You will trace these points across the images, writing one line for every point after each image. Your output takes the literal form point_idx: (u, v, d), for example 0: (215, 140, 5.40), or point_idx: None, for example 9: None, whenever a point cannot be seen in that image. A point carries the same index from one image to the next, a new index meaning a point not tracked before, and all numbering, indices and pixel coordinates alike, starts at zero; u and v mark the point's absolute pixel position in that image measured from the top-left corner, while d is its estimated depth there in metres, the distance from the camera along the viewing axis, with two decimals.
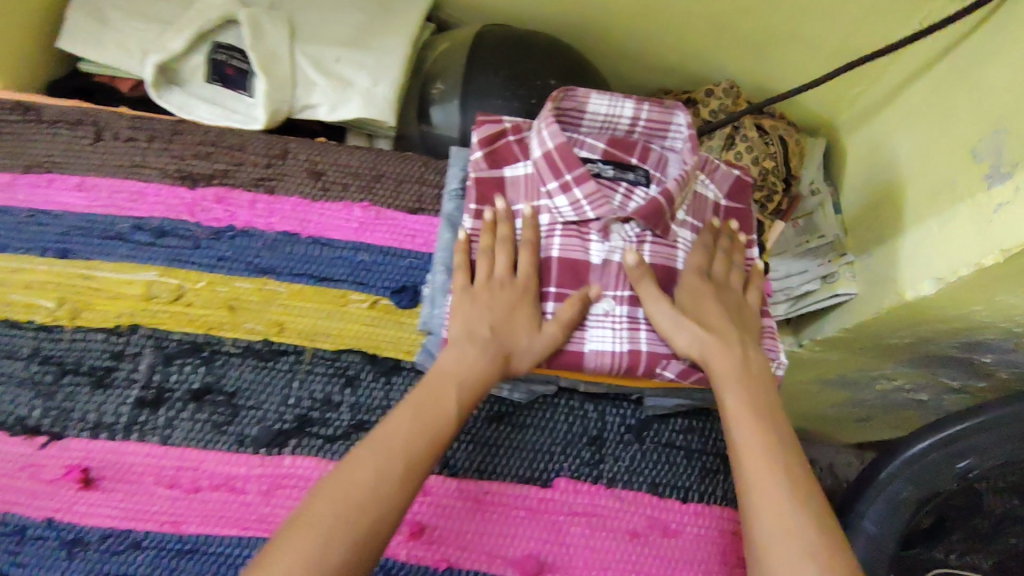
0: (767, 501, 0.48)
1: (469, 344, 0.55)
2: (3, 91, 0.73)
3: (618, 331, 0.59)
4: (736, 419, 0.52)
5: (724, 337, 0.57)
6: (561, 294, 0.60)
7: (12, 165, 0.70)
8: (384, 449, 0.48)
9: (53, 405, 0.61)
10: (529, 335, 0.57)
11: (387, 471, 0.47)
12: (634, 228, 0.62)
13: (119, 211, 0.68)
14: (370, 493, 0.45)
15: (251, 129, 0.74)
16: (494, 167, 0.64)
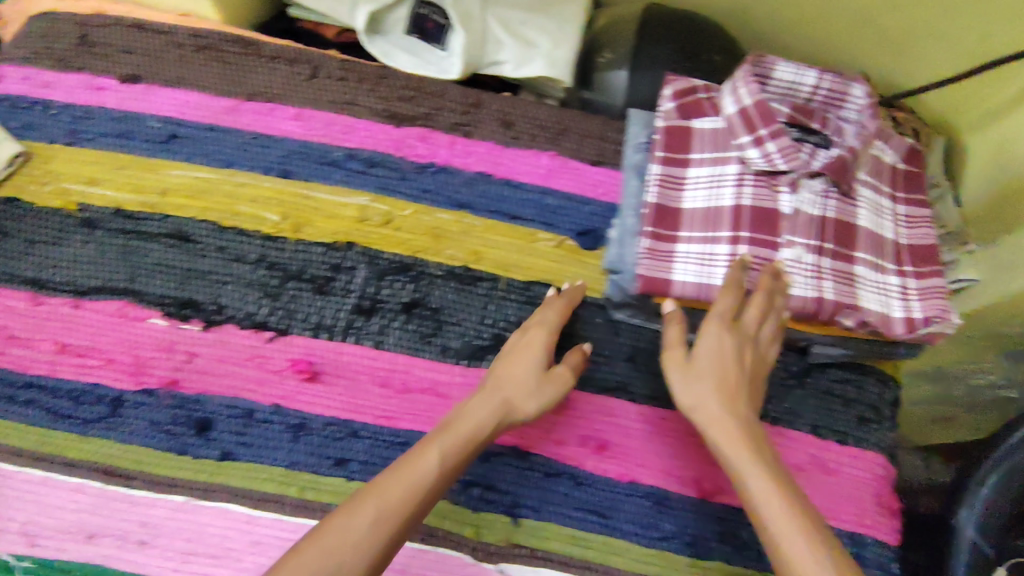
0: (785, 542, 0.48)
1: (470, 404, 0.58)
2: (224, 25, 0.80)
3: (805, 277, 0.64)
4: (745, 470, 0.53)
5: (730, 400, 0.58)
6: (754, 238, 0.64)
7: (234, 92, 0.76)
8: (378, 493, 0.49)
9: (279, 305, 0.68)
10: (529, 391, 0.60)
11: (393, 509, 0.48)
12: (820, 185, 0.66)
13: (334, 141, 0.75)
14: (381, 528, 0.47)
15: (446, 78, 0.81)
16: (683, 121, 0.70)
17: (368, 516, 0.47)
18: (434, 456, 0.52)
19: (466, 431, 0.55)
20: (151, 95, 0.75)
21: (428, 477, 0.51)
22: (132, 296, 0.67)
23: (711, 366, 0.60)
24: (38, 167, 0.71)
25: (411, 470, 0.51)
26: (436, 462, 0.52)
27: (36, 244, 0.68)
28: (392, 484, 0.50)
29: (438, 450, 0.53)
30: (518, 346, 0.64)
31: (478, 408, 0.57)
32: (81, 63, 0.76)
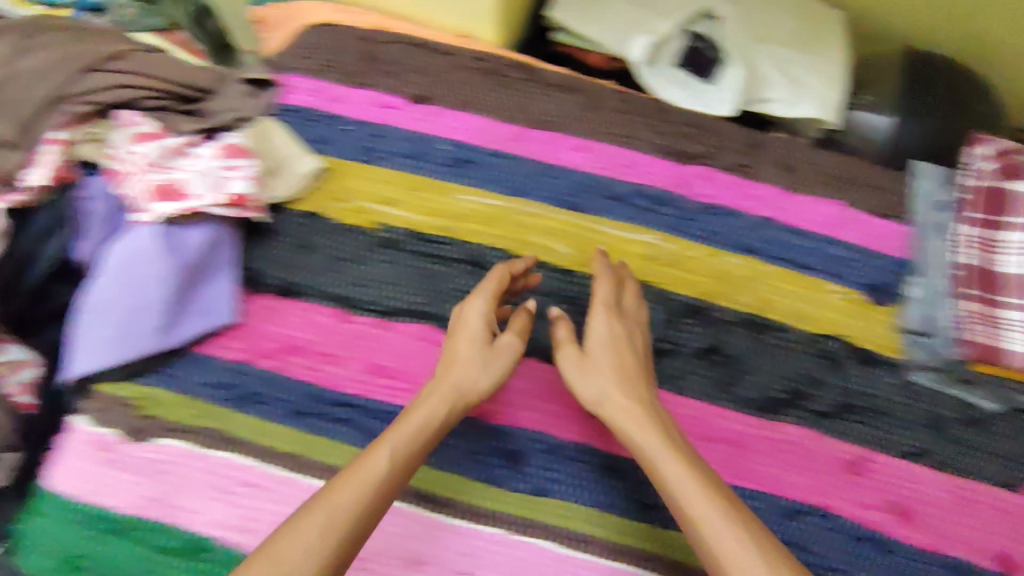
0: (720, 546, 0.46)
1: (425, 395, 0.56)
2: (501, 49, 0.79)
3: None
4: (655, 449, 0.53)
5: (623, 378, 0.59)
6: None
7: (517, 119, 0.76)
8: (329, 504, 0.46)
9: (577, 340, 0.67)
10: (477, 364, 0.58)
11: (338, 520, 0.46)
12: None
13: (619, 175, 0.74)
14: (334, 529, 0.45)
15: (718, 113, 0.78)
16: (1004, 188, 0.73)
17: (321, 517, 0.45)
18: (385, 455, 0.50)
19: (420, 424, 0.53)
20: (440, 116, 0.75)
21: (379, 469, 0.49)
22: (435, 320, 0.67)
23: (608, 355, 0.60)
24: (335, 183, 0.72)
25: (365, 472, 0.49)
26: (387, 461, 0.50)
27: (338, 261, 0.69)
28: (349, 494, 0.47)
29: (390, 445, 0.51)
30: (597, 326, 0.62)
31: (433, 405, 0.55)
32: (370, 80, 0.76)
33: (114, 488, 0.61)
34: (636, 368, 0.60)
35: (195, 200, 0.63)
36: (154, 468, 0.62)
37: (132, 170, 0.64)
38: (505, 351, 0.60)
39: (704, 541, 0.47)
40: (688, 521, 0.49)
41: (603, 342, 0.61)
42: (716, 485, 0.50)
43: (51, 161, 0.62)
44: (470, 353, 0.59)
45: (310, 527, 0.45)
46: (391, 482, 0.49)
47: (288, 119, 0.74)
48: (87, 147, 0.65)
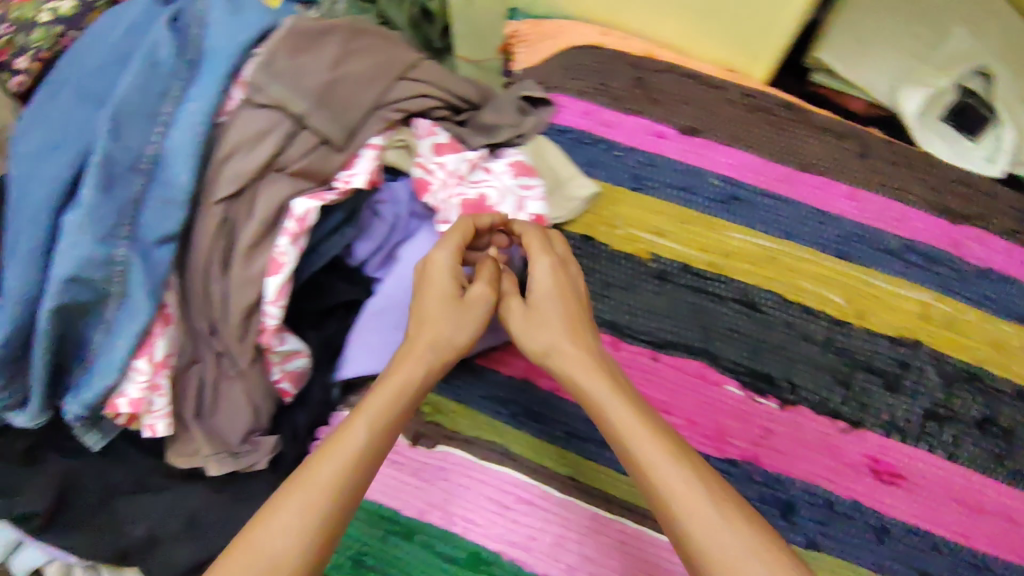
0: (665, 484, 0.49)
1: (407, 353, 0.58)
2: (769, 86, 0.79)
3: None
4: (632, 433, 0.52)
5: (571, 333, 0.59)
6: None
7: (787, 161, 0.75)
8: (308, 482, 0.49)
9: (851, 395, 0.67)
10: (448, 324, 0.59)
11: (312, 505, 0.48)
12: None
13: (890, 228, 0.72)
14: (301, 524, 0.47)
15: (988, 173, 0.77)
16: None
17: (298, 508, 0.47)
18: (360, 434, 0.52)
19: (392, 394, 0.55)
20: (711, 150, 0.74)
21: (353, 449, 0.51)
22: (708, 358, 0.67)
23: (539, 309, 0.60)
24: (608, 209, 0.72)
25: (342, 446, 0.51)
26: (365, 438, 0.52)
27: (611, 287, 0.69)
28: (329, 477, 0.49)
29: (366, 425, 0.53)
30: (540, 283, 0.61)
31: (411, 367, 0.57)
32: (640, 107, 0.76)
33: (395, 490, 0.63)
34: (581, 336, 0.59)
35: (501, 212, 0.65)
36: (436, 473, 0.63)
37: (439, 179, 0.67)
38: (440, 285, 0.60)
39: (685, 533, 0.47)
40: (637, 471, 0.51)
41: (546, 300, 0.61)
42: (664, 440, 0.51)
43: (371, 165, 0.64)
44: (451, 317, 0.59)
45: (290, 516, 0.47)
46: (361, 455, 0.51)
47: (561, 140, 0.75)
48: (392, 153, 0.68)
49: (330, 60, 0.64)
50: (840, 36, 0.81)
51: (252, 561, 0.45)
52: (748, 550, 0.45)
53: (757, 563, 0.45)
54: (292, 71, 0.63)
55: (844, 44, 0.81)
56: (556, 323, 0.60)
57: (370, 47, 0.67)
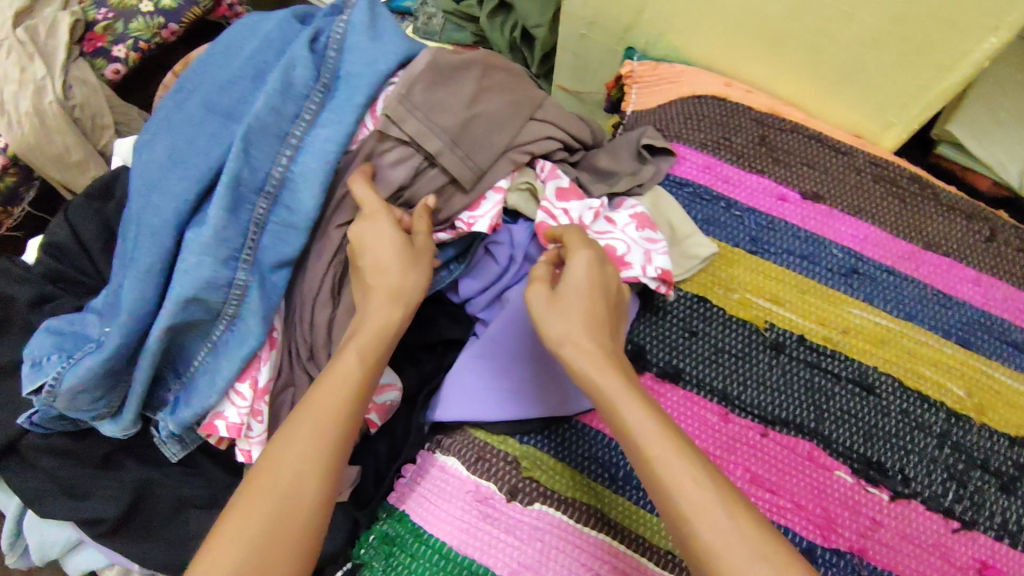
0: (677, 486, 0.44)
1: (373, 299, 0.55)
2: (895, 156, 0.76)
3: None
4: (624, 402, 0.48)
5: (592, 325, 0.54)
6: None
7: (912, 237, 0.72)
8: (292, 443, 0.47)
9: (966, 493, 0.63)
10: (394, 301, 0.54)
11: (306, 471, 0.46)
12: None
13: (1017, 319, 0.70)
14: (286, 499, 0.44)
15: None
16: None
17: (291, 461, 0.46)
18: (347, 368, 0.51)
19: (372, 333, 0.53)
20: (834, 219, 0.72)
21: (340, 398, 0.50)
22: (820, 440, 0.64)
23: (567, 298, 0.55)
24: (723, 271, 0.70)
25: (334, 380, 0.51)
26: (351, 403, 0.49)
27: (723, 353, 0.67)
28: (308, 434, 0.47)
29: (351, 359, 0.51)
30: (571, 274, 0.56)
31: (377, 337, 0.53)
32: (763, 166, 0.74)
33: (487, 546, 0.59)
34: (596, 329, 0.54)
35: (629, 269, 0.63)
36: (532, 533, 0.59)
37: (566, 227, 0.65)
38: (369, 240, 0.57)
39: (698, 545, 0.42)
40: (643, 463, 0.46)
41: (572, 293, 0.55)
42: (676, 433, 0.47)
43: (495, 208, 0.64)
44: (394, 282, 0.55)
45: (294, 465, 0.46)
46: (344, 416, 0.49)
47: (680, 192, 0.73)
48: (516, 196, 0.67)
49: (469, 95, 0.63)
50: (976, 108, 0.79)
51: (240, 537, 0.43)
52: (752, 554, 0.41)
53: (760, 566, 0.40)
54: (431, 104, 0.62)
55: (975, 117, 0.79)
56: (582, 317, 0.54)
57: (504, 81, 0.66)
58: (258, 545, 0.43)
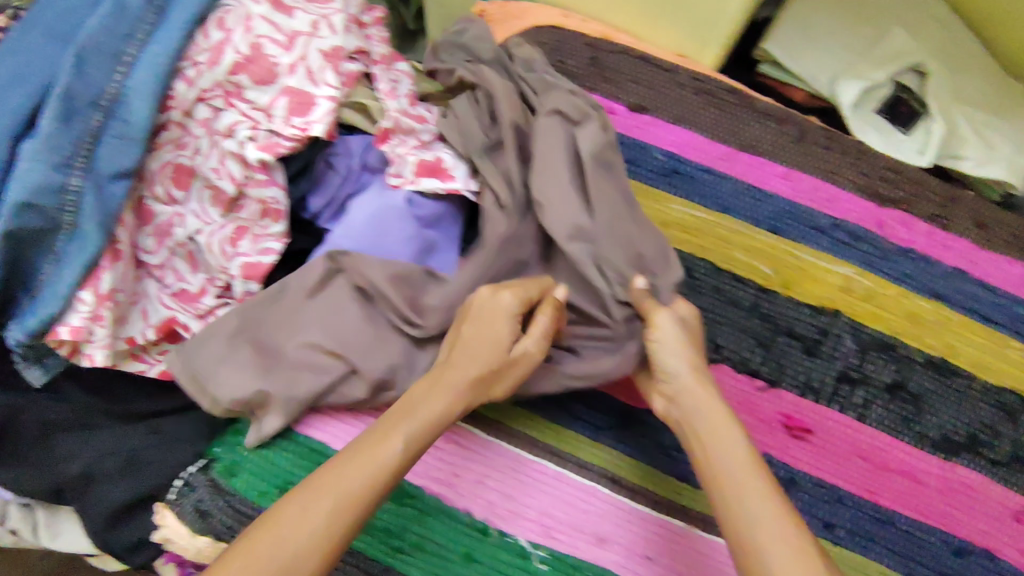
0: (749, 500, 0.50)
1: (450, 362, 0.58)
2: (716, 73, 0.83)
3: None
4: (729, 438, 0.54)
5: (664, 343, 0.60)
6: None
7: (729, 140, 0.79)
8: (338, 474, 0.49)
9: (770, 357, 0.70)
10: (479, 362, 0.57)
11: (348, 499, 0.48)
12: None
13: (820, 206, 0.77)
14: (331, 515, 0.47)
15: (915, 163, 0.82)
16: None
17: (338, 490, 0.48)
18: (427, 412, 0.54)
19: (453, 375, 0.56)
20: (656, 127, 0.79)
21: (390, 462, 0.50)
22: None
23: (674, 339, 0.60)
24: None
25: (400, 417, 0.53)
26: (401, 453, 0.51)
27: None
28: (352, 468, 0.49)
29: (404, 438, 0.52)
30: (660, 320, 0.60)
31: (439, 389, 0.55)
32: (593, 84, 0.80)
33: (330, 427, 0.64)
34: (676, 358, 0.59)
35: (454, 181, 0.66)
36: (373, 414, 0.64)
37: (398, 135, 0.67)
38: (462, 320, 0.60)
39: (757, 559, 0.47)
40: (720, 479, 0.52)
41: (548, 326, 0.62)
42: (745, 465, 0.52)
43: (328, 115, 0.65)
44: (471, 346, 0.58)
45: (335, 496, 0.48)
46: (395, 461, 0.51)
47: None
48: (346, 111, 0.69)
49: (557, 158, 0.66)
50: (787, 28, 0.87)
51: (253, 563, 0.44)
52: (797, 551, 0.46)
53: (783, 544, 0.47)
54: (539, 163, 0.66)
55: (787, 38, 0.86)
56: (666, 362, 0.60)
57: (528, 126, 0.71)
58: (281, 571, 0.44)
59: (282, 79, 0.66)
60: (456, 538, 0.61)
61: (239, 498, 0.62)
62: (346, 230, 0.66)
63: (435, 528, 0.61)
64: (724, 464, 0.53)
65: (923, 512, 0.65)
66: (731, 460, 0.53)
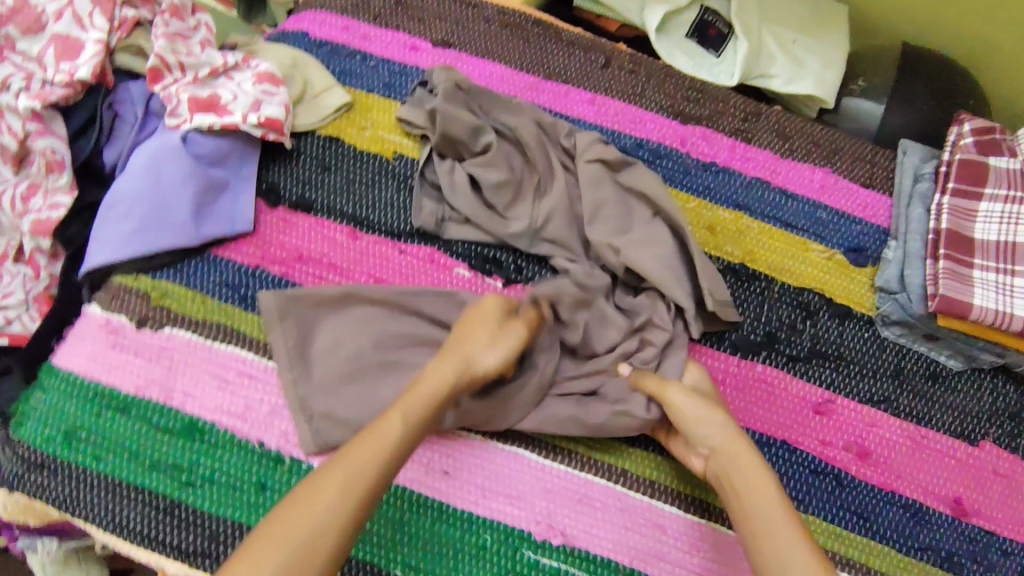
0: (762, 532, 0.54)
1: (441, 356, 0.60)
2: (525, 8, 0.85)
3: (1002, 295, 0.68)
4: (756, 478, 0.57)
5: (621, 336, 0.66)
6: (984, 266, 0.70)
7: (535, 71, 0.80)
8: (346, 462, 0.52)
9: None
10: (490, 346, 0.61)
11: (357, 482, 0.51)
12: (993, 228, 0.71)
13: (624, 128, 0.79)
14: (345, 497, 0.50)
15: (722, 84, 0.84)
16: (982, 154, 0.74)
17: (339, 473, 0.51)
18: (421, 398, 0.57)
19: (443, 362, 0.59)
20: (461, 62, 0.79)
21: (390, 440, 0.54)
22: (441, 245, 0.71)
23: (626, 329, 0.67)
24: (359, 114, 0.76)
25: (404, 403, 0.56)
26: (400, 432, 0.55)
27: (355, 183, 0.73)
28: (363, 460, 0.52)
29: (402, 417, 0.55)
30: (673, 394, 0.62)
31: (436, 374, 0.58)
32: (398, 23, 0.81)
33: (115, 368, 0.64)
34: (701, 418, 0.61)
35: (231, 117, 0.68)
36: (159, 353, 0.64)
37: (174, 76, 0.69)
38: (518, 336, 0.62)
39: None
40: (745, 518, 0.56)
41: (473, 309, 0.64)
42: (777, 518, 0.55)
43: (95, 57, 0.67)
44: (501, 341, 0.61)
45: (346, 485, 0.50)
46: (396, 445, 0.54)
47: (320, 54, 0.79)
48: (122, 55, 0.71)
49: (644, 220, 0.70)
50: None
51: (275, 551, 0.47)
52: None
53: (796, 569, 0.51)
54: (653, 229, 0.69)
55: None
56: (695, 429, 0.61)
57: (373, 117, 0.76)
58: (298, 559, 0.47)
59: (49, 26, 0.68)
60: (248, 470, 0.61)
61: (24, 445, 0.62)
62: (128, 175, 0.68)
63: (227, 460, 0.61)
64: (754, 519, 0.55)
65: (825, 443, 0.69)
66: (756, 506, 0.56)
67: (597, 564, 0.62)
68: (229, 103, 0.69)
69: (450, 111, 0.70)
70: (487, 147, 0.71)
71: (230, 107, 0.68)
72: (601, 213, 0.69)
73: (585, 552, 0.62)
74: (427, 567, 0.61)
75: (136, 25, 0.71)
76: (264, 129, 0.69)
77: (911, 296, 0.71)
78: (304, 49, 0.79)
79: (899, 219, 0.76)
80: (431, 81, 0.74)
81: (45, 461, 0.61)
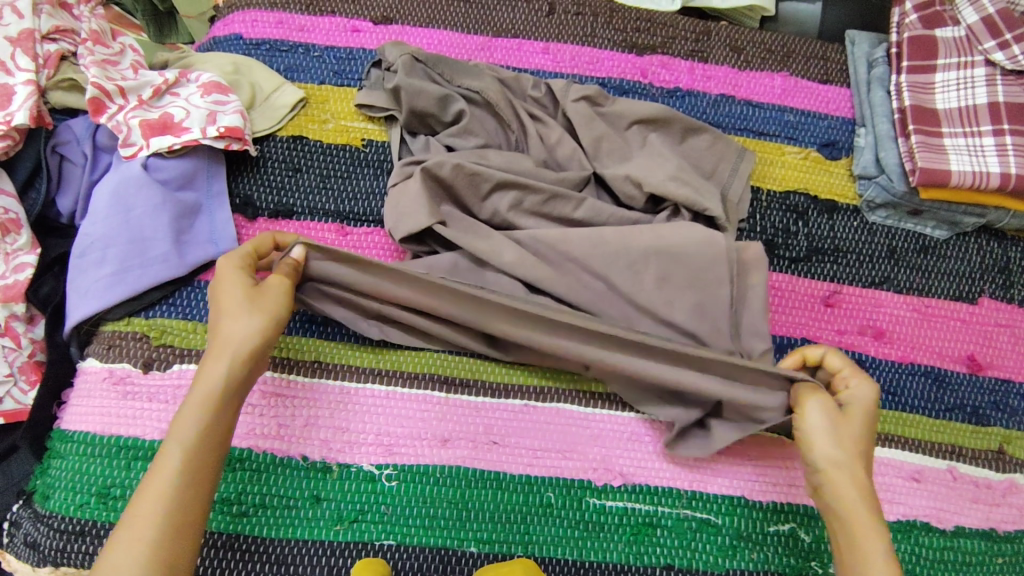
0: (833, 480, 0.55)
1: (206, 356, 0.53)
2: None
3: (976, 158, 0.71)
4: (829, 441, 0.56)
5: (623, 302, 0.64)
6: (950, 133, 0.73)
7: (483, 30, 0.78)
8: (130, 520, 0.47)
9: None
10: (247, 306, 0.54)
11: (146, 522, 0.47)
12: (955, 95, 0.74)
13: (584, 71, 0.78)
14: (139, 547, 0.46)
15: (666, 10, 0.84)
16: (928, 29, 0.77)
17: (137, 523, 0.47)
18: (194, 405, 0.51)
19: (220, 351, 0.53)
20: (408, 36, 0.77)
21: (172, 471, 0.49)
22: None
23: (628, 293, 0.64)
24: (316, 107, 0.73)
25: (181, 415, 0.51)
26: (178, 456, 0.49)
27: (330, 179, 0.70)
28: (145, 513, 0.47)
29: (178, 440, 0.50)
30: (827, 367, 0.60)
31: (209, 363, 0.53)
32: (331, 6, 0.77)
33: (132, 418, 0.61)
34: (837, 433, 0.56)
35: (189, 133, 0.65)
36: (175, 393, 0.62)
37: (117, 104, 0.66)
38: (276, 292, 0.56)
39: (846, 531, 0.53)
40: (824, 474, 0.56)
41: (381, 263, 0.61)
42: (877, 525, 0.53)
43: (28, 99, 0.65)
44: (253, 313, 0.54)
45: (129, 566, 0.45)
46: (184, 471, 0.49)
47: (260, 55, 0.75)
48: (56, 93, 0.68)
49: (634, 155, 0.70)
50: None
51: None
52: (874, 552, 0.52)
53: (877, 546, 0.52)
54: (648, 156, 0.70)
55: None
56: (818, 454, 0.56)
57: (333, 108, 0.73)
58: None
59: None
60: (301, 483, 0.61)
61: (57, 516, 0.59)
62: (93, 217, 0.64)
63: (274, 483, 0.61)
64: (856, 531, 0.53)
65: (841, 333, 0.71)
66: (860, 514, 0.53)
67: (661, 494, 0.63)
68: (184, 117, 0.65)
69: (414, 84, 0.68)
70: (459, 114, 0.69)
71: (186, 120, 0.65)
72: (603, 147, 0.70)
73: (646, 486, 0.63)
74: (500, 537, 0.61)
75: (62, 60, 0.69)
76: (231, 137, 0.66)
77: (891, 175, 0.74)
78: (241, 52, 0.75)
79: (863, 106, 0.79)
80: (384, 59, 0.71)
81: (84, 527, 0.58)
